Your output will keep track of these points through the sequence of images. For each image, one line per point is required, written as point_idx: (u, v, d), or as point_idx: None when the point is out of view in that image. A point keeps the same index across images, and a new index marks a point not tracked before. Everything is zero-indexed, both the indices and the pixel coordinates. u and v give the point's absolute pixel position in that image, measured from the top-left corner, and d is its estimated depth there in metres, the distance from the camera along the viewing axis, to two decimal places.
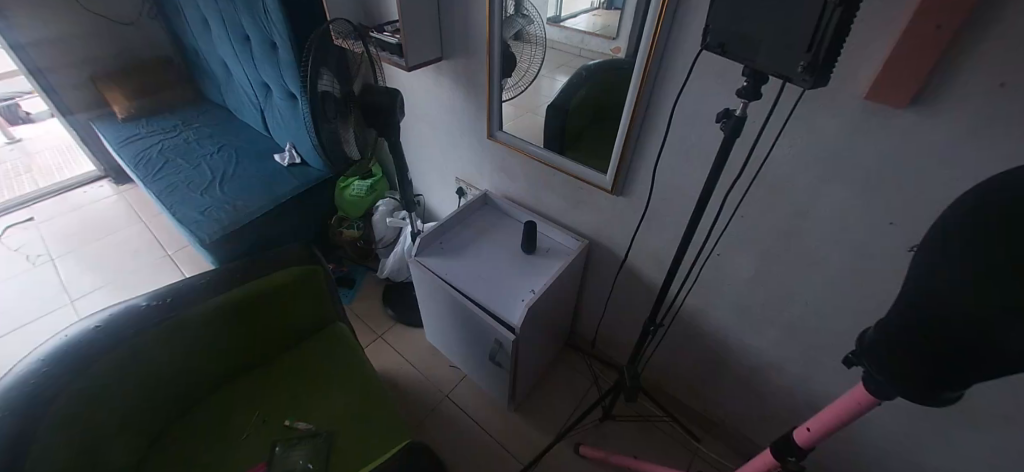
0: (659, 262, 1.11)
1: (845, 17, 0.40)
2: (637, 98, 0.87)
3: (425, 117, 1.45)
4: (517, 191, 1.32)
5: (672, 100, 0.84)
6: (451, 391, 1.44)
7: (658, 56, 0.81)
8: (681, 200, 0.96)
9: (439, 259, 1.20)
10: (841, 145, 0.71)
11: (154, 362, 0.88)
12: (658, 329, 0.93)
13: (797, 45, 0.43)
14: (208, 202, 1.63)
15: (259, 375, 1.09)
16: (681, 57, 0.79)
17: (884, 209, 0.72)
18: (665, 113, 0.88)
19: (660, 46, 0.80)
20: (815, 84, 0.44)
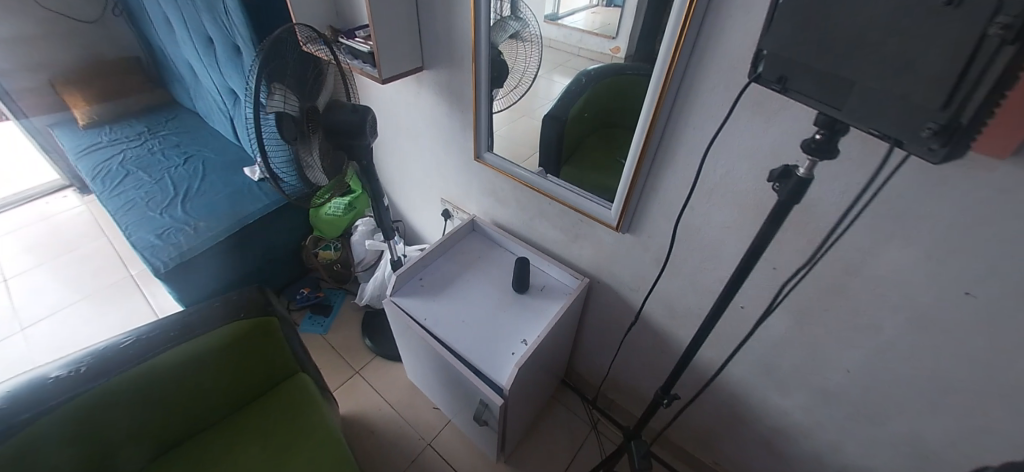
0: (670, 309, 0.96)
1: (1010, 68, 0.28)
2: (650, 125, 0.71)
3: (405, 132, 1.29)
4: (508, 219, 1.17)
5: (694, 128, 0.69)
6: (434, 439, 1.30)
7: (679, 74, 0.65)
8: (698, 245, 0.81)
9: (418, 300, 1.05)
10: (910, 198, 0.56)
11: (56, 450, 0.70)
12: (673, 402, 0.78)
13: (926, 103, 0.32)
14: (167, 224, 1.47)
15: (196, 451, 0.87)
16: (706, 78, 0.64)
17: (961, 277, 0.57)
18: (684, 143, 0.72)
19: (683, 63, 0.64)
20: (949, 157, 0.32)
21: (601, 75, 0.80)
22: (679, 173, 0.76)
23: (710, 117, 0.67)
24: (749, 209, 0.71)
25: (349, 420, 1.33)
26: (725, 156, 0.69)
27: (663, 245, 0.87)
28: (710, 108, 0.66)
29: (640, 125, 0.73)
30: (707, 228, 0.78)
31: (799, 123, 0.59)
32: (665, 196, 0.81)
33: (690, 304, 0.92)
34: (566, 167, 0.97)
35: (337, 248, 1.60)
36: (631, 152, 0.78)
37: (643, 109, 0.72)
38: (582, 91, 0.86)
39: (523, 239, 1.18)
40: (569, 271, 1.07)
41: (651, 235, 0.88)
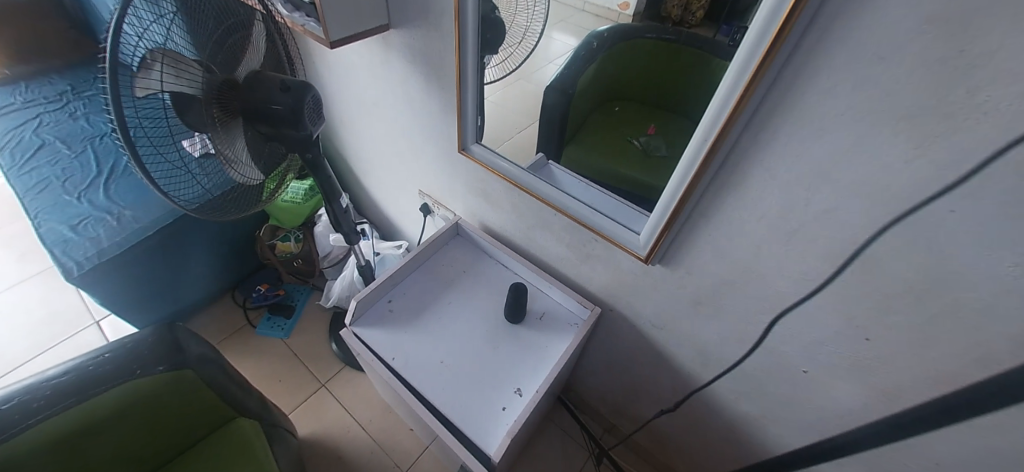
0: (701, 353, 0.77)
1: None
2: (720, 134, 0.48)
3: (372, 107, 1.02)
4: (501, 225, 0.94)
5: (787, 140, 0.46)
6: (411, 467, 1.14)
7: (783, 57, 0.41)
8: (755, 290, 0.61)
9: (386, 332, 0.83)
10: None
11: None
12: None
13: None
14: (85, 212, 1.19)
15: None
16: (825, 69, 0.40)
17: None
18: (764, 161, 0.49)
19: (790, 43, 0.40)
20: None
21: (615, 37, 0.63)
22: (747, 200, 0.54)
23: (815, 130, 0.44)
24: (844, 261, 0.50)
25: (314, 443, 1.16)
26: (826, 188, 0.47)
27: (705, 284, 0.67)
28: (818, 118, 0.43)
29: (701, 131, 0.50)
30: (772, 273, 0.58)
31: (972, 159, 0.37)
32: (720, 227, 0.59)
33: (728, 353, 0.73)
34: (570, 147, 0.78)
35: (298, 239, 1.36)
36: (682, 165, 0.54)
37: (710, 108, 0.48)
38: (593, 59, 0.68)
39: (519, 250, 0.96)
40: (576, 297, 0.85)
41: (691, 272, 0.67)
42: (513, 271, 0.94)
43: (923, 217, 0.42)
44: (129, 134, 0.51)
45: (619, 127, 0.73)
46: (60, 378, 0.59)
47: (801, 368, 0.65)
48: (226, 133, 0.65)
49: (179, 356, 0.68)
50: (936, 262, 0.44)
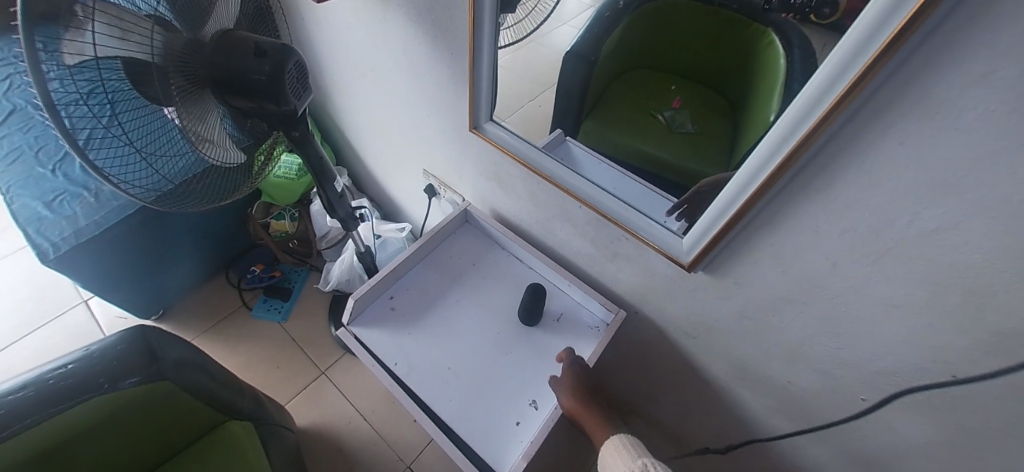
0: (739, 367, 0.69)
1: None
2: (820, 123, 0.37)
3: (369, 74, 0.90)
4: (515, 213, 0.84)
5: (905, 138, 0.35)
6: (415, 460, 1.10)
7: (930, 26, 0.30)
8: (819, 309, 0.52)
9: (388, 332, 0.75)
10: None
11: None
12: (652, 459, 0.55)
13: None
14: (60, 186, 1.05)
15: None
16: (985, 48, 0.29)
17: None
18: (868, 163, 0.38)
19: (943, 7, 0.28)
20: None
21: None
22: (831, 209, 0.43)
23: (953, 131, 0.33)
24: (948, 293, 0.41)
25: (314, 434, 1.11)
26: (947, 206, 0.36)
27: (756, 297, 0.58)
28: (958, 116, 0.32)
29: (789, 119, 0.39)
30: (845, 295, 0.49)
31: None
32: (789, 237, 0.49)
33: (771, 370, 0.65)
34: (589, 122, 0.68)
35: (293, 218, 1.27)
36: (757, 158, 0.44)
37: (809, 89, 0.37)
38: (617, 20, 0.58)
39: (535, 242, 0.86)
40: (600, 299, 0.76)
41: (741, 284, 0.57)
42: (527, 265, 0.85)
43: None
44: (57, 113, 0.40)
45: (640, 99, 0.65)
46: (17, 394, 0.52)
47: (859, 395, 0.57)
48: (191, 108, 0.54)
49: (154, 365, 0.60)
50: None
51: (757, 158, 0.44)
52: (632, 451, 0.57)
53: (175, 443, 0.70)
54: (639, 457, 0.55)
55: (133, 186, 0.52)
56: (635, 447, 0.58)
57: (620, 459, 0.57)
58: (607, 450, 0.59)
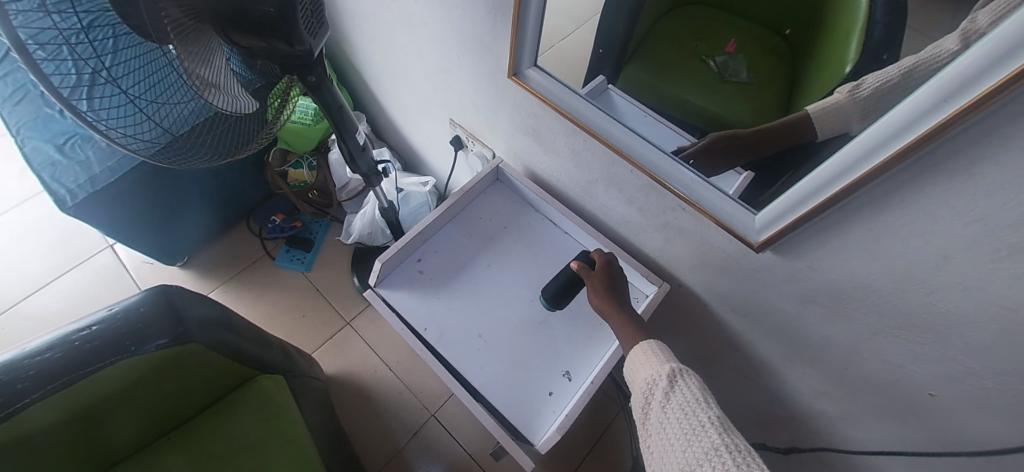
0: (789, 347, 0.65)
1: None
2: (988, 91, 0.27)
3: (390, 6, 0.78)
4: (552, 172, 0.77)
5: None
6: (439, 409, 1.13)
7: None
8: (909, 302, 0.45)
9: (416, 297, 0.72)
10: None
11: None
12: (687, 395, 0.48)
13: None
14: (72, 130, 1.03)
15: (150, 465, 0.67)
16: None
17: None
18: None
19: None
20: None
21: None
22: (964, 197, 0.35)
23: None
24: None
25: (341, 381, 1.14)
26: None
27: (830, 282, 0.51)
28: None
29: (927, 99, 0.31)
30: (948, 293, 0.41)
31: None
32: (890, 224, 0.41)
33: (830, 355, 0.60)
34: (631, 66, 0.63)
35: (311, 167, 1.21)
36: (880, 132, 0.35)
37: (985, 39, 0.27)
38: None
39: (573, 203, 0.79)
40: (641, 270, 0.71)
41: (815, 266, 0.51)
42: (563, 229, 0.79)
43: None
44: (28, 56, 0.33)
45: (687, 40, 0.60)
46: (45, 355, 0.51)
47: (928, 390, 0.51)
48: (192, 41, 0.46)
49: (179, 326, 0.58)
50: None
51: (880, 123, 0.35)
52: (660, 357, 0.54)
53: (222, 386, 0.72)
54: (666, 362, 0.53)
55: (132, 137, 0.47)
56: (663, 354, 0.55)
57: (648, 364, 0.54)
58: (637, 355, 0.56)
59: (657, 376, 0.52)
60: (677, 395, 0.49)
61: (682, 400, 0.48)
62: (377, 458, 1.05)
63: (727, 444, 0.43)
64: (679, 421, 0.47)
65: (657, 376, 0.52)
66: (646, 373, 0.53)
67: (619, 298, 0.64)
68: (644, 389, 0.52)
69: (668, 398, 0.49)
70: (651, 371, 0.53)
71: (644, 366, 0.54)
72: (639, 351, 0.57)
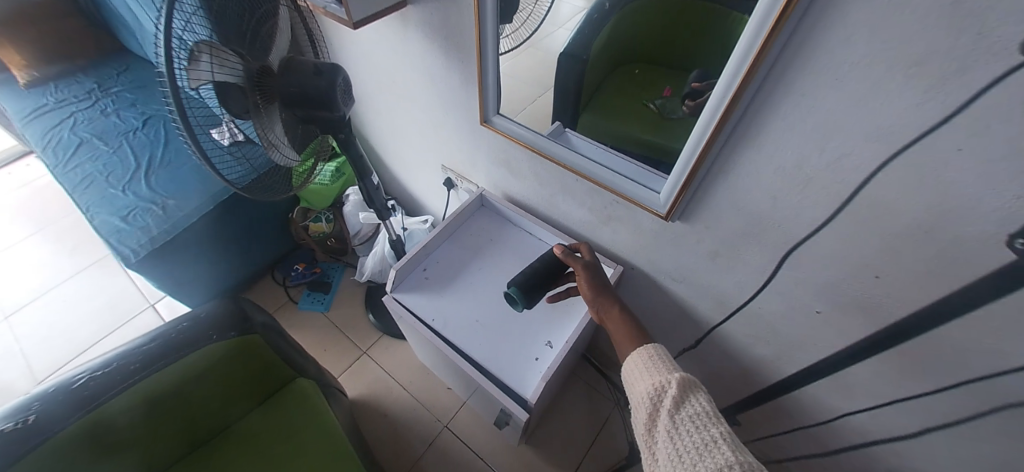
0: (719, 302, 0.82)
1: None
2: (742, 81, 0.49)
3: (393, 86, 1.05)
4: (524, 193, 0.98)
5: (791, 102, 0.49)
6: (451, 421, 1.24)
7: (791, 26, 0.44)
8: (772, 240, 0.65)
9: (423, 298, 0.90)
10: None
11: None
12: (702, 412, 0.54)
13: None
14: (132, 204, 1.26)
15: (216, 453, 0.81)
16: (824, 39, 0.43)
17: None
18: (789, 107, 0.50)
19: (798, 12, 0.42)
20: None
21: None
22: (766, 153, 0.56)
23: (831, 80, 0.45)
24: (859, 206, 0.53)
25: (361, 404, 1.27)
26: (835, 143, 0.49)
27: (725, 237, 0.70)
28: (833, 68, 0.45)
29: (714, 100, 0.53)
30: (789, 225, 0.61)
31: (955, 104, 0.40)
32: (739, 184, 0.62)
33: (747, 301, 0.77)
34: (586, 114, 0.81)
35: (329, 219, 1.43)
36: (702, 121, 0.57)
37: (732, 57, 0.49)
38: (604, 22, 0.71)
39: (542, 215, 1.00)
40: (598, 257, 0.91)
41: (711, 227, 0.70)
42: (537, 236, 1.00)
43: (930, 158, 0.44)
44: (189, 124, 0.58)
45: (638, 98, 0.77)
46: (150, 344, 0.72)
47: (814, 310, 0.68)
48: (269, 113, 0.73)
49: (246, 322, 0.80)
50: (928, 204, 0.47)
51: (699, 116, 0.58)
52: (668, 370, 0.60)
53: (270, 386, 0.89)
54: (676, 373, 0.59)
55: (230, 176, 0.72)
56: (667, 366, 0.61)
57: (658, 378, 0.60)
58: (643, 367, 0.63)
59: (667, 385, 0.58)
60: (686, 405, 0.55)
61: (693, 412, 0.54)
62: (398, 469, 1.15)
63: (740, 462, 0.48)
64: (688, 430, 0.53)
65: (668, 389, 0.57)
66: (654, 380, 0.59)
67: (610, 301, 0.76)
68: (654, 401, 0.58)
69: (680, 412, 0.55)
70: (662, 384, 0.58)
71: (652, 374, 0.61)
72: (646, 361, 0.63)
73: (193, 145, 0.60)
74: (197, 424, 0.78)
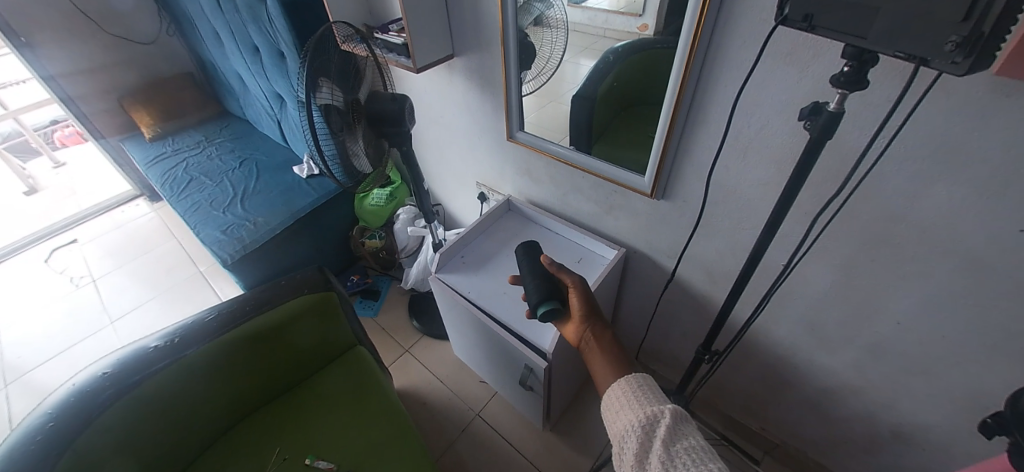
0: (708, 272, 0.97)
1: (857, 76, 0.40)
2: (683, 77, 0.71)
3: (440, 119, 1.34)
4: (544, 196, 1.21)
5: (721, 94, 0.71)
6: (482, 409, 1.37)
7: (705, 42, 0.67)
8: (737, 205, 0.82)
9: (460, 277, 1.10)
10: (940, 145, 0.56)
11: (183, 388, 0.85)
12: (696, 443, 0.51)
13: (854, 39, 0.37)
14: (230, 220, 1.57)
15: (293, 397, 1.05)
16: (731, 49, 0.66)
17: (994, 221, 0.57)
18: (720, 94, 0.71)
19: (706, 32, 0.66)
20: (850, 93, 0.41)
21: (629, 52, 0.80)
22: (714, 131, 0.76)
23: (742, 73, 0.67)
24: (786, 164, 0.71)
25: (404, 393, 1.42)
26: (758, 117, 0.69)
27: (703, 210, 0.88)
28: (742, 65, 0.66)
29: (667, 97, 0.76)
30: (745, 189, 0.79)
31: (823, 78, 0.60)
32: (700, 162, 0.82)
33: (729, 267, 0.92)
34: (597, 144, 0.98)
35: (382, 236, 1.69)
36: (662, 116, 0.79)
37: (675, 62, 0.72)
38: (609, 70, 0.86)
39: (559, 215, 1.21)
40: (604, 241, 1.10)
41: (687, 201, 0.89)
42: (555, 231, 1.20)
43: None
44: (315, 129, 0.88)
45: (633, 136, 0.90)
46: (260, 293, 0.98)
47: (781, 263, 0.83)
48: (357, 130, 1.03)
49: (326, 285, 1.04)
50: (828, 154, 0.65)
51: (660, 110, 0.81)
52: (654, 395, 0.57)
53: (335, 349, 1.10)
54: (665, 403, 0.56)
55: (336, 174, 1.01)
56: (652, 391, 0.58)
57: (644, 406, 0.56)
58: (627, 395, 0.58)
59: (658, 415, 0.54)
60: (680, 438, 0.52)
61: (688, 444, 0.51)
62: (435, 448, 1.28)
63: None
64: (687, 465, 0.49)
65: (656, 417, 0.54)
66: (644, 409, 0.55)
67: (598, 322, 0.74)
68: (643, 431, 0.53)
69: (673, 442, 0.52)
70: (651, 410, 0.55)
71: (640, 404, 0.56)
72: (629, 388, 0.59)
73: (315, 145, 0.89)
74: (281, 371, 1.01)
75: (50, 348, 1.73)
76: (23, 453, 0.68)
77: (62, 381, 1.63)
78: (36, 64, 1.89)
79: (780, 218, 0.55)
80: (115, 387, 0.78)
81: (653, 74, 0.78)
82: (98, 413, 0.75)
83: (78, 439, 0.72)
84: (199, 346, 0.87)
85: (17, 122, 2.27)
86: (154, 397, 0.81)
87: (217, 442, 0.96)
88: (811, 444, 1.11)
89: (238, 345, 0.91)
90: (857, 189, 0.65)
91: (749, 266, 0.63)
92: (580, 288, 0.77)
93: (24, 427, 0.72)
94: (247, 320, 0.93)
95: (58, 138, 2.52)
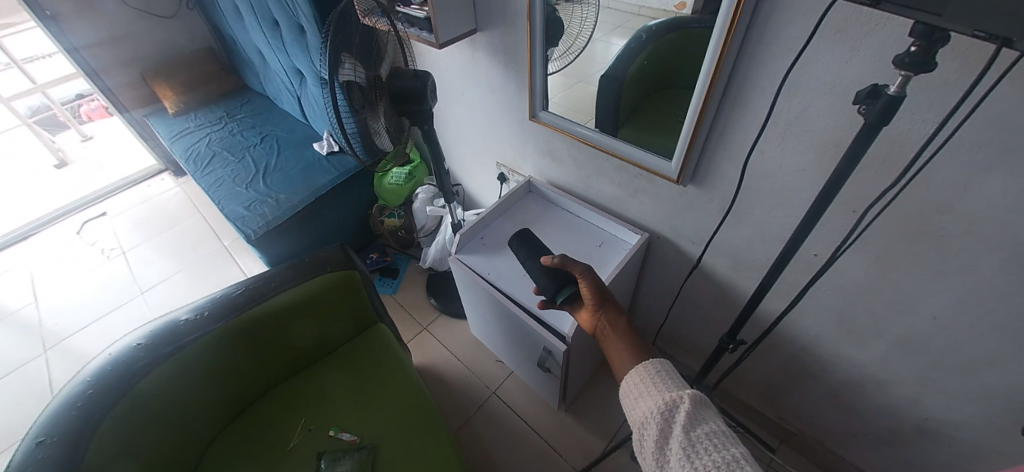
0: (734, 260, 0.95)
1: (927, 55, 0.37)
2: (719, 58, 0.68)
3: (461, 97, 1.31)
4: (566, 178, 1.19)
5: (761, 76, 0.68)
6: (498, 388, 1.40)
7: (745, 21, 0.63)
8: (771, 192, 0.79)
9: (479, 257, 1.11)
10: (1003, 136, 0.53)
11: (212, 359, 0.88)
12: (717, 428, 0.51)
13: (925, 17, 0.34)
14: (253, 196, 1.59)
15: (315, 371, 1.08)
16: (776, 27, 0.62)
17: None
18: (760, 77, 0.68)
19: (747, 10, 0.62)
20: (914, 76, 0.38)
21: (663, 30, 0.76)
22: (750, 114, 0.73)
23: (786, 55, 0.63)
24: (827, 151, 0.68)
25: (421, 370, 1.45)
26: (801, 101, 0.66)
27: (733, 197, 0.85)
28: (787, 46, 0.63)
29: (701, 79, 0.72)
30: (781, 176, 0.76)
31: (878, 60, 0.56)
32: (734, 147, 0.79)
33: (757, 254, 0.90)
34: (624, 129, 0.95)
35: (400, 215, 1.70)
36: (695, 99, 0.75)
37: (710, 42, 0.68)
38: (640, 50, 0.83)
39: (581, 198, 1.19)
40: (628, 226, 1.08)
41: (717, 186, 0.86)
42: (577, 215, 1.18)
43: None
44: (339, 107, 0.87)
45: (662, 120, 0.87)
46: (284, 270, 1.00)
47: (814, 253, 0.81)
48: (378, 108, 1.02)
49: (348, 262, 1.06)
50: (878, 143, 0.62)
51: (693, 93, 0.77)
52: (672, 380, 0.57)
53: (356, 326, 1.13)
54: (684, 388, 0.55)
55: (358, 151, 1.01)
56: (670, 375, 0.58)
57: (660, 392, 0.55)
58: (644, 381, 0.58)
59: (678, 400, 0.53)
60: (700, 423, 0.51)
61: (708, 429, 0.51)
62: (451, 424, 1.32)
63: None
64: (708, 452, 0.49)
65: (672, 402, 0.53)
66: (663, 395, 0.55)
67: (609, 307, 0.73)
68: (662, 418, 0.53)
69: (693, 428, 0.51)
70: (667, 395, 0.54)
71: (658, 390, 0.56)
72: (646, 374, 0.59)
73: (338, 122, 0.88)
74: (304, 346, 1.04)
75: (86, 316, 1.82)
76: (64, 417, 0.72)
77: (98, 347, 1.72)
78: (62, 37, 1.92)
79: (821, 209, 0.53)
80: (149, 356, 0.82)
81: (688, 55, 0.75)
82: (135, 381, 0.79)
83: (116, 405, 0.75)
84: (197, 336, 0.86)
85: (44, 96, 2.32)
86: (186, 368, 0.84)
87: (244, 412, 1.00)
88: (830, 435, 1.10)
89: (263, 319, 0.93)
90: (903, 181, 0.62)
91: (784, 257, 0.61)
92: (590, 277, 0.74)
93: (66, 393, 0.75)
94: (272, 295, 0.95)
95: (85, 112, 2.58)
